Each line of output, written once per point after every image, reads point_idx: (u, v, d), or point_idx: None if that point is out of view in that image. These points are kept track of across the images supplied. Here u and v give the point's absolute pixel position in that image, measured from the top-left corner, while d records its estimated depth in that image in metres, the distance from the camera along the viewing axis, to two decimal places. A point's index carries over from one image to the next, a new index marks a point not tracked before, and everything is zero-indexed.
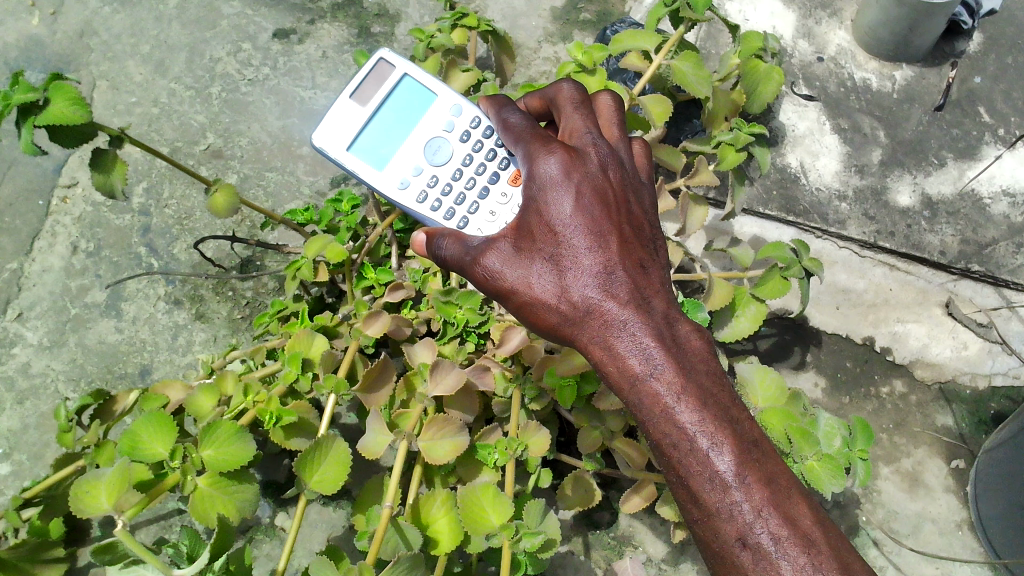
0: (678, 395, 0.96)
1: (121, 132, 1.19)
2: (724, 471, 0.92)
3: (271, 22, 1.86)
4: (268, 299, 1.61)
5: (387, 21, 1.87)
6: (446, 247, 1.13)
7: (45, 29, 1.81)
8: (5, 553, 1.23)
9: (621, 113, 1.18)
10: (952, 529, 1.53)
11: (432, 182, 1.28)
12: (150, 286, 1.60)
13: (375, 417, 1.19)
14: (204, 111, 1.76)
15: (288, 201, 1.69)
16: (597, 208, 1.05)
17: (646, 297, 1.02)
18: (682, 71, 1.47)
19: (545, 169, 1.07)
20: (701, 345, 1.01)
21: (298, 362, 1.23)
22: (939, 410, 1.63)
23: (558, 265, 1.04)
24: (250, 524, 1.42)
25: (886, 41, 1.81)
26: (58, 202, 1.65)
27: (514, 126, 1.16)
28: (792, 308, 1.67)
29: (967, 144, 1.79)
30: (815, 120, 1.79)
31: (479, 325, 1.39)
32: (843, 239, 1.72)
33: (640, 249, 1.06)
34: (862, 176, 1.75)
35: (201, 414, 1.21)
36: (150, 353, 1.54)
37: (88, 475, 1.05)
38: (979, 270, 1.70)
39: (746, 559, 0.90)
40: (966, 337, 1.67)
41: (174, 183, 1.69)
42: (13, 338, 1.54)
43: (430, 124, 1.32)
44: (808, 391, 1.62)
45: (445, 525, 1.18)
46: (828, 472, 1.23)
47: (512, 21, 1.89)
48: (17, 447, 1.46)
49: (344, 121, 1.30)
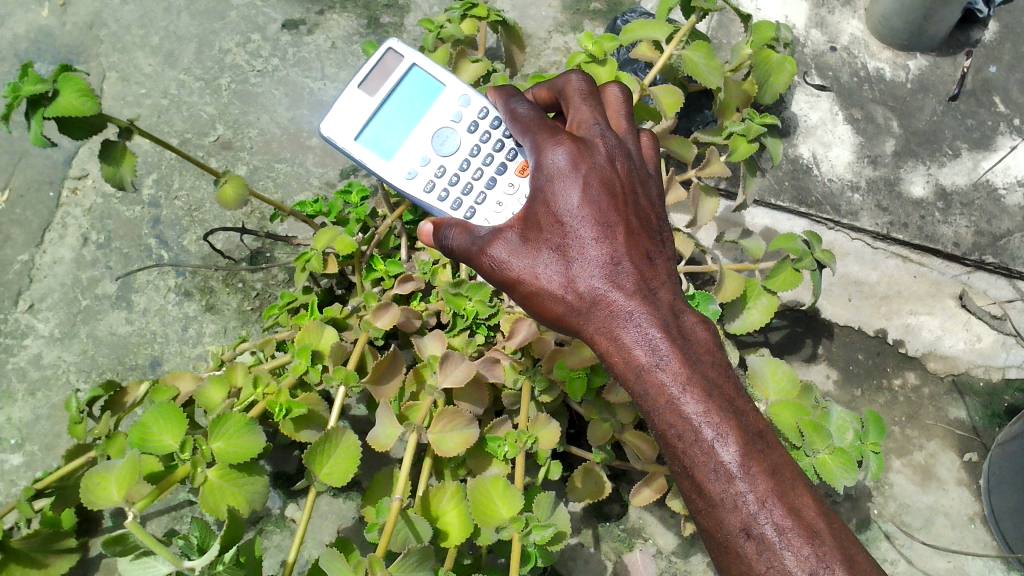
0: (684, 386, 0.95)
1: (131, 124, 1.19)
2: (728, 462, 0.92)
3: (280, 13, 1.85)
4: (278, 290, 1.62)
5: (396, 11, 1.87)
6: (453, 237, 1.12)
7: (55, 20, 1.80)
8: (17, 543, 1.25)
9: (629, 105, 1.17)
10: (965, 523, 1.52)
11: (440, 173, 1.27)
12: (161, 278, 1.60)
13: (386, 408, 1.19)
14: (213, 102, 1.76)
15: (297, 192, 1.69)
16: (604, 199, 1.05)
17: (653, 288, 1.02)
18: (694, 62, 1.46)
19: (553, 160, 1.07)
20: (707, 336, 1.00)
21: (308, 354, 1.23)
22: (952, 402, 1.61)
23: (564, 255, 1.04)
24: (260, 516, 1.43)
25: (900, 30, 1.79)
26: (69, 193, 1.65)
27: (522, 116, 1.15)
28: (804, 300, 1.66)
29: (982, 134, 1.77)
30: (828, 111, 1.77)
31: (489, 317, 1.39)
32: (855, 231, 1.70)
33: (647, 240, 1.05)
34: (875, 167, 1.73)
35: (210, 406, 1.20)
36: (161, 345, 1.55)
37: (99, 467, 1.05)
38: (993, 262, 1.68)
39: (750, 549, 0.90)
40: (980, 329, 1.66)
41: (184, 174, 1.69)
42: (25, 329, 1.55)
43: (438, 115, 1.31)
44: (820, 383, 1.61)
45: (455, 517, 1.18)
46: (840, 466, 1.22)
47: (522, 10, 1.88)
48: (30, 438, 1.47)
49: (352, 111, 1.29)
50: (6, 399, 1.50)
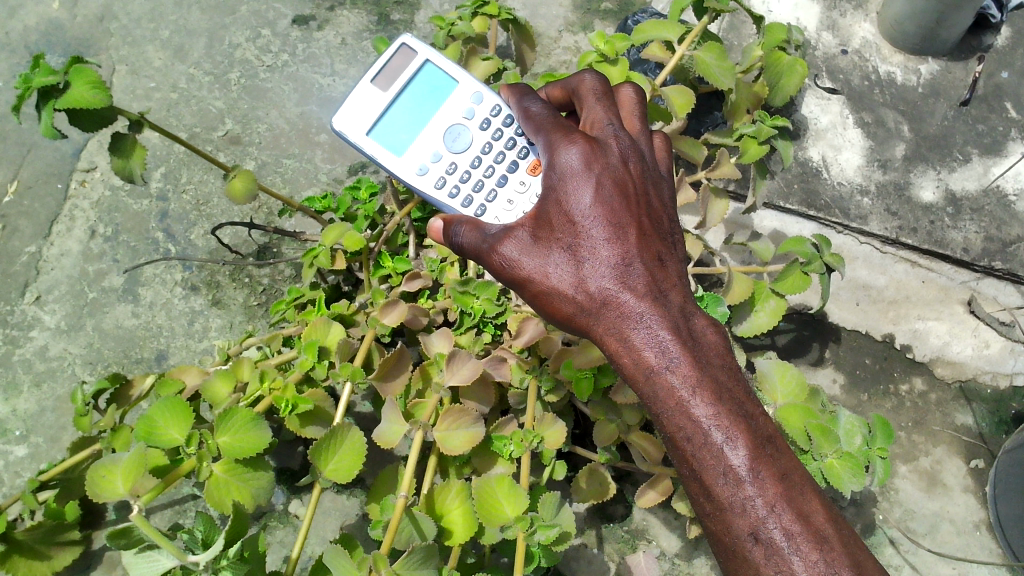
0: (694, 389, 0.94)
1: (141, 117, 1.19)
2: (737, 466, 0.91)
3: (290, 8, 1.85)
4: (285, 286, 1.62)
5: (407, 9, 1.86)
6: (462, 234, 1.11)
7: (66, 12, 1.80)
8: (20, 534, 1.26)
9: (643, 105, 1.17)
10: (970, 530, 1.52)
11: (451, 170, 1.27)
12: (167, 272, 1.60)
13: (392, 406, 1.19)
14: (222, 96, 1.75)
15: (305, 188, 1.69)
16: (616, 199, 1.04)
17: (663, 290, 1.01)
18: (705, 62, 1.45)
19: (566, 159, 1.06)
20: (717, 339, 1.00)
21: (315, 350, 1.23)
22: (959, 408, 1.60)
23: (575, 255, 1.03)
24: (264, 511, 1.42)
25: (911, 35, 1.78)
26: (77, 185, 1.66)
27: (536, 115, 1.15)
28: (811, 304, 1.65)
29: (993, 140, 1.76)
30: (838, 114, 1.77)
31: (496, 316, 1.38)
32: (865, 235, 1.69)
33: (659, 242, 1.05)
34: (884, 171, 1.73)
35: (217, 400, 1.21)
36: (167, 339, 1.55)
37: (105, 460, 1.05)
38: (1002, 268, 1.67)
39: (758, 553, 0.90)
40: (988, 335, 1.65)
41: (192, 168, 1.69)
42: (31, 321, 1.55)
43: (452, 111, 1.31)
44: (827, 387, 1.60)
45: (460, 516, 1.18)
46: (848, 471, 1.22)
47: (533, 9, 1.87)
48: (34, 430, 1.47)
49: (366, 104, 1.29)
50: (11, 390, 1.50)
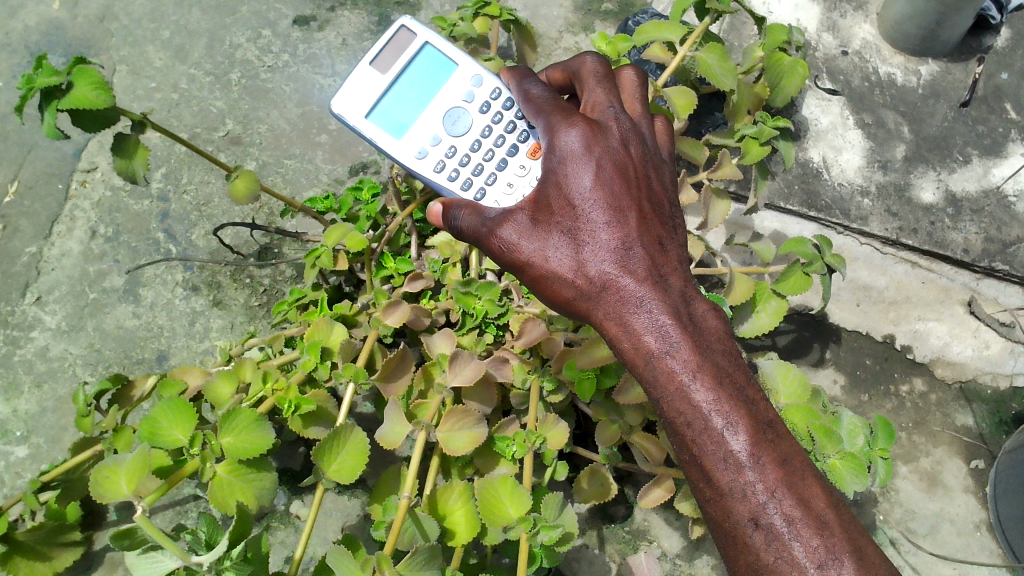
0: (694, 373, 0.95)
1: (144, 118, 1.19)
2: (737, 450, 0.91)
3: (291, 9, 1.85)
4: (286, 287, 1.61)
5: (407, 9, 1.86)
6: (462, 218, 1.11)
7: (66, 12, 1.80)
8: (21, 535, 1.26)
9: (644, 89, 1.17)
10: (970, 530, 1.52)
11: (451, 153, 1.27)
12: (168, 272, 1.60)
13: (394, 406, 1.19)
14: (223, 97, 1.75)
15: (306, 189, 1.69)
16: (616, 183, 1.05)
17: (663, 274, 1.01)
18: (707, 63, 1.45)
19: (566, 141, 1.06)
20: (717, 325, 1.00)
21: (317, 351, 1.23)
22: (960, 409, 1.61)
23: (575, 239, 1.04)
24: (265, 512, 1.42)
25: (911, 35, 1.78)
26: (78, 185, 1.65)
27: (536, 98, 1.15)
28: (812, 304, 1.66)
29: (993, 141, 1.77)
30: (838, 114, 1.77)
31: (498, 316, 1.38)
32: (865, 235, 1.70)
33: (659, 227, 1.05)
34: (885, 172, 1.73)
35: (218, 400, 1.21)
36: (167, 339, 1.55)
37: (109, 461, 1.04)
38: (1002, 269, 1.68)
39: (758, 539, 0.90)
40: (988, 336, 1.65)
41: (193, 169, 1.68)
42: (31, 321, 1.55)
43: (451, 94, 1.31)
44: (827, 388, 1.61)
45: (462, 516, 1.18)
46: (851, 471, 1.22)
47: (533, 10, 1.87)
48: (35, 430, 1.47)
49: (364, 87, 1.29)
50: (12, 390, 1.50)
